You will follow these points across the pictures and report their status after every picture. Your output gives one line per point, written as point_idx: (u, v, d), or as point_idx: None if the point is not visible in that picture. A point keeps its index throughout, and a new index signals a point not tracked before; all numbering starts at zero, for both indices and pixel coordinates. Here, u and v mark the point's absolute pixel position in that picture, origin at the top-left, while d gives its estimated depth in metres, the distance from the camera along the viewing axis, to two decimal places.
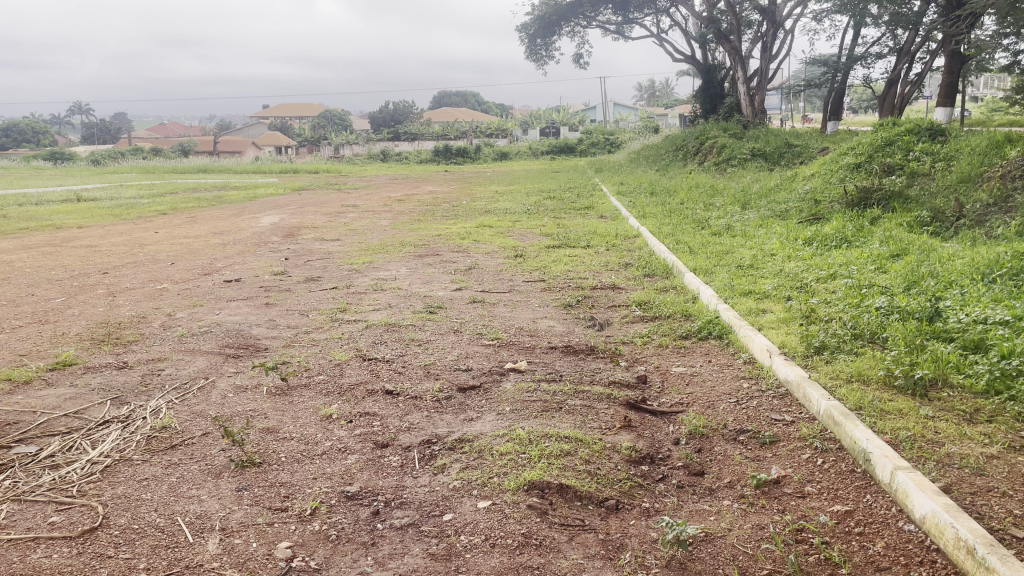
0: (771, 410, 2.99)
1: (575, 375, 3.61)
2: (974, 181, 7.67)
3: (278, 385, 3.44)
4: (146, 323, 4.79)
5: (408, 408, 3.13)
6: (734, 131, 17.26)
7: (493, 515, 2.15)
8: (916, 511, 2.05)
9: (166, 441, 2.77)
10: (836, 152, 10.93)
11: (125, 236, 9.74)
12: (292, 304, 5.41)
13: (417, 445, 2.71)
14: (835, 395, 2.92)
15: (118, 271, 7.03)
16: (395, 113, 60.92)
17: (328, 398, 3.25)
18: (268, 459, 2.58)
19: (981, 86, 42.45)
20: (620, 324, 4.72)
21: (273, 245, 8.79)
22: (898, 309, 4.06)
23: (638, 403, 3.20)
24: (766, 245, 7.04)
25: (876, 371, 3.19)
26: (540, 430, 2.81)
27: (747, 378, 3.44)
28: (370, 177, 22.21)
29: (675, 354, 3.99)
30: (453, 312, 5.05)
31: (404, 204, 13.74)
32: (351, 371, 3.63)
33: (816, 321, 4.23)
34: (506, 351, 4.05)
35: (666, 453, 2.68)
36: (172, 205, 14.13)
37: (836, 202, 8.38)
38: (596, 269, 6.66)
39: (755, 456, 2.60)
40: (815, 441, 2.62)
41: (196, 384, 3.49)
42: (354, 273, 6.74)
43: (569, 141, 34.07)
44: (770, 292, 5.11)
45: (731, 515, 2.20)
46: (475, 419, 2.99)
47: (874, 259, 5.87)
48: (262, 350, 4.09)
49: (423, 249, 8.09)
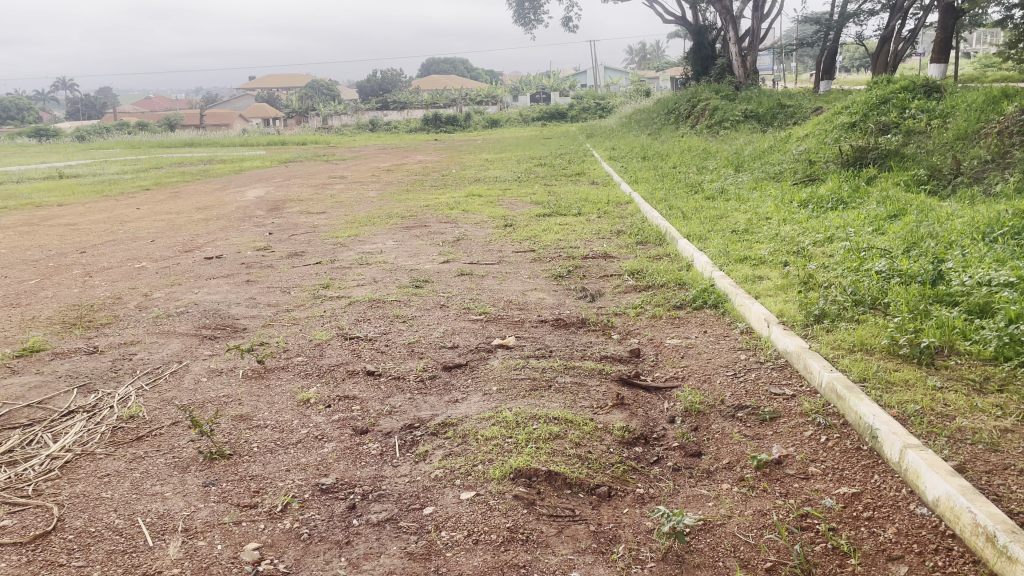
0: (771, 384, 2.85)
1: (565, 349, 3.46)
2: (970, 138, 7.50)
3: (254, 368, 3.29)
4: (120, 305, 4.62)
5: (390, 390, 2.98)
6: (726, 92, 16.98)
7: (476, 508, 2.01)
8: (928, 493, 1.92)
9: (132, 432, 2.62)
10: (830, 111, 10.73)
11: (105, 213, 9.52)
12: (275, 280, 5.23)
13: (398, 430, 2.57)
14: (837, 367, 2.77)
15: (96, 250, 6.84)
16: (384, 82, 60.20)
17: (306, 381, 3.10)
18: (239, 450, 2.43)
19: (974, 42, 41.92)
20: (612, 294, 4.56)
21: (257, 220, 8.59)
22: (900, 273, 3.91)
23: (631, 379, 3.06)
24: (761, 209, 6.86)
25: (879, 339, 3.04)
26: (528, 411, 2.66)
27: (744, 350, 3.30)
28: (359, 148, 21.91)
29: (669, 325, 3.85)
30: (440, 285, 4.89)
31: (393, 174, 13.53)
32: (331, 351, 3.48)
33: (815, 286, 4.07)
34: (494, 326, 3.90)
35: (661, 433, 2.54)
36: (155, 180, 13.86)
37: (831, 162, 8.20)
38: (587, 237, 6.49)
39: (755, 434, 2.46)
40: (817, 417, 2.48)
41: (169, 368, 3.34)
42: (338, 247, 6.55)
43: (560, 106, 33.66)
44: (766, 258, 4.95)
45: (730, 501, 2.06)
46: (460, 400, 2.85)
47: (872, 220, 5.72)
48: (240, 330, 3.93)
49: (411, 220, 7.91)
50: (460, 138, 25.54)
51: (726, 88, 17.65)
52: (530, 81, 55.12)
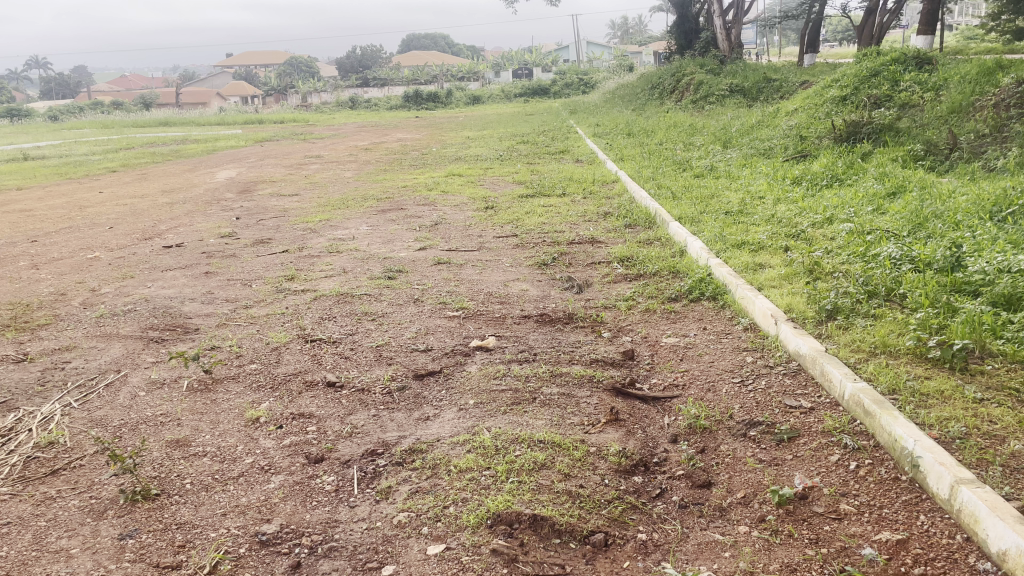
0: (785, 394, 2.50)
1: (551, 352, 3.11)
2: (965, 110, 7.19)
3: (201, 379, 2.91)
4: (63, 302, 4.20)
5: (353, 406, 2.61)
6: (711, 67, 16.57)
7: (446, 568, 1.67)
8: (991, 543, 1.60)
9: (48, 464, 2.26)
10: (820, 84, 10.38)
11: (65, 197, 9.02)
12: (235, 272, 4.83)
13: (358, 458, 2.20)
14: (862, 374, 2.44)
15: (48, 238, 6.39)
16: (363, 59, 59.32)
17: (257, 395, 2.73)
18: (168, 487, 2.06)
19: (957, 15, 41.52)
20: (601, 285, 4.20)
21: (225, 203, 8.14)
22: (913, 261, 3.58)
23: (625, 388, 2.71)
24: (753, 187, 6.53)
25: (903, 339, 2.70)
26: (509, 432, 2.30)
27: (751, 351, 2.95)
28: (337, 126, 21.30)
29: (665, 320, 3.50)
30: (414, 276, 4.51)
31: (371, 153, 13.09)
32: (290, 357, 3.10)
33: (822, 275, 3.74)
34: (472, 323, 3.53)
35: (662, 458, 2.20)
36: (123, 161, 13.31)
37: (823, 137, 7.86)
38: (573, 220, 6.13)
39: (773, 459, 2.12)
40: (844, 438, 2.14)
41: (104, 380, 2.96)
42: (308, 232, 6.15)
43: (543, 82, 33.06)
44: (765, 242, 4.61)
45: (751, 550, 1.72)
46: (431, 417, 2.48)
47: (871, 198, 5.41)
48: (191, 332, 3.54)
49: (387, 203, 7.50)
50: (442, 116, 25.07)
51: (711, 61, 17.25)
52: (512, 56, 54.31)
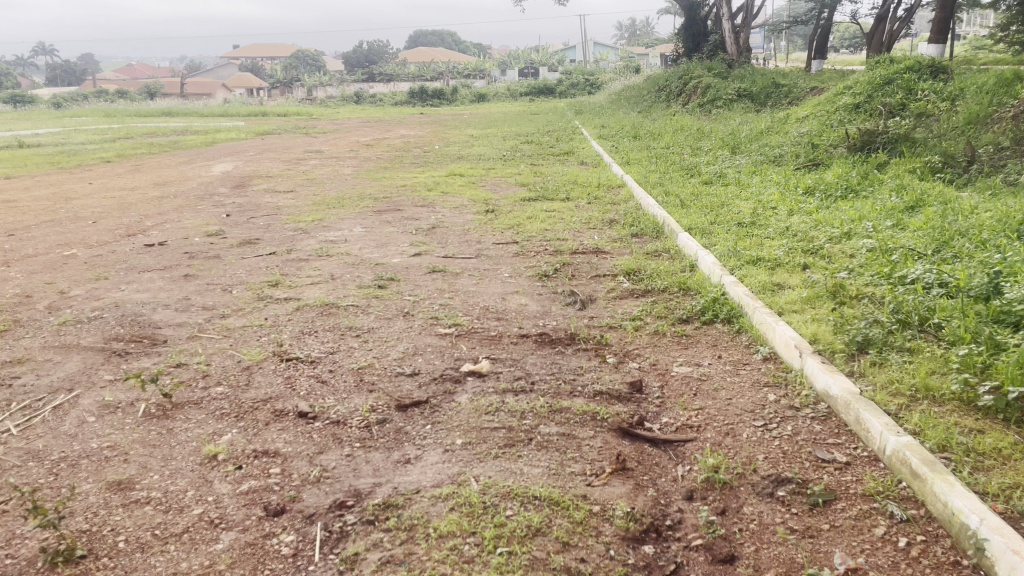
0: (817, 445, 2.19)
1: (550, 380, 2.80)
2: (983, 122, 6.87)
3: (159, 404, 2.61)
4: (26, 306, 3.89)
5: (325, 443, 2.30)
6: (720, 70, 16.22)
7: None
8: None
9: None
10: (832, 90, 10.05)
11: (52, 188, 8.71)
12: (217, 275, 4.53)
13: (325, 511, 1.90)
14: (906, 427, 2.13)
15: (26, 232, 6.08)
16: (369, 53, 58.97)
17: (218, 426, 2.42)
18: (98, 547, 1.76)
19: (965, 24, 41.09)
20: (606, 301, 3.89)
21: (216, 199, 7.81)
22: (946, 285, 3.26)
23: (632, 429, 2.40)
24: (764, 196, 6.22)
25: (947, 383, 2.39)
26: (501, 483, 2.00)
27: (773, 388, 2.64)
28: (339, 120, 20.98)
29: (676, 346, 3.19)
30: (406, 286, 4.21)
31: (372, 149, 12.80)
32: (261, 380, 2.79)
33: (845, 300, 3.42)
34: (465, 343, 3.23)
35: (677, 520, 1.89)
36: (118, 151, 13.00)
37: (837, 146, 7.53)
38: (577, 227, 5.81)
39: (808, 529, 1.81)
40: (892, 507, 1.84)
41: (53, 401, 2.66)
42: (299, 233, 5.85)
43: (548, 81, 32.73)
44: (781, 259, 4.29)
45: None
46: (413, 460, 2.18)
47: (890, 211, 5.10)
48: (159, 345, 3.24)
49: (384, 203, 7.19)
50: (446, 112, 24.73)
51: (718, 64, 16.90)
52: (517, 53, 53.94)
